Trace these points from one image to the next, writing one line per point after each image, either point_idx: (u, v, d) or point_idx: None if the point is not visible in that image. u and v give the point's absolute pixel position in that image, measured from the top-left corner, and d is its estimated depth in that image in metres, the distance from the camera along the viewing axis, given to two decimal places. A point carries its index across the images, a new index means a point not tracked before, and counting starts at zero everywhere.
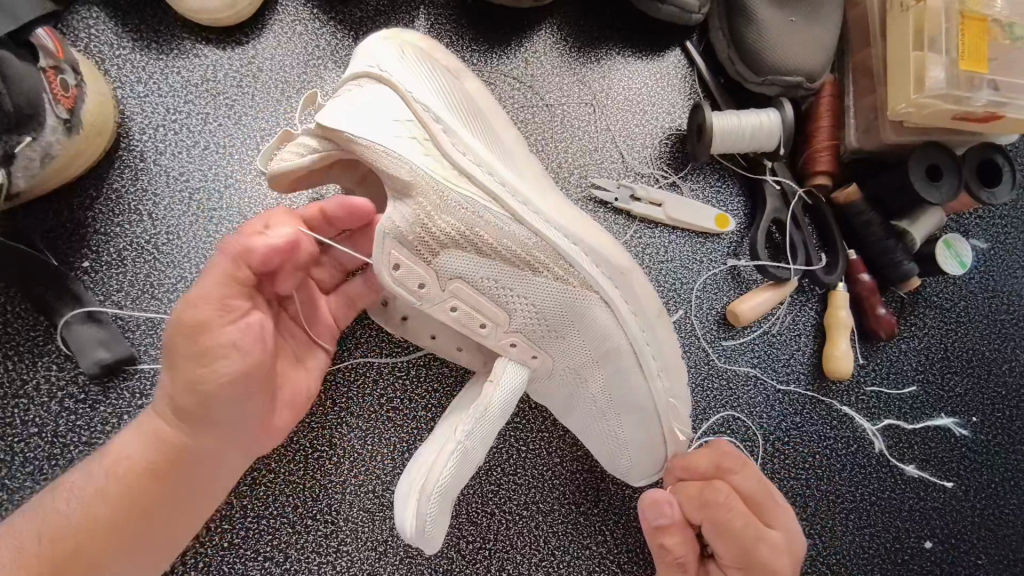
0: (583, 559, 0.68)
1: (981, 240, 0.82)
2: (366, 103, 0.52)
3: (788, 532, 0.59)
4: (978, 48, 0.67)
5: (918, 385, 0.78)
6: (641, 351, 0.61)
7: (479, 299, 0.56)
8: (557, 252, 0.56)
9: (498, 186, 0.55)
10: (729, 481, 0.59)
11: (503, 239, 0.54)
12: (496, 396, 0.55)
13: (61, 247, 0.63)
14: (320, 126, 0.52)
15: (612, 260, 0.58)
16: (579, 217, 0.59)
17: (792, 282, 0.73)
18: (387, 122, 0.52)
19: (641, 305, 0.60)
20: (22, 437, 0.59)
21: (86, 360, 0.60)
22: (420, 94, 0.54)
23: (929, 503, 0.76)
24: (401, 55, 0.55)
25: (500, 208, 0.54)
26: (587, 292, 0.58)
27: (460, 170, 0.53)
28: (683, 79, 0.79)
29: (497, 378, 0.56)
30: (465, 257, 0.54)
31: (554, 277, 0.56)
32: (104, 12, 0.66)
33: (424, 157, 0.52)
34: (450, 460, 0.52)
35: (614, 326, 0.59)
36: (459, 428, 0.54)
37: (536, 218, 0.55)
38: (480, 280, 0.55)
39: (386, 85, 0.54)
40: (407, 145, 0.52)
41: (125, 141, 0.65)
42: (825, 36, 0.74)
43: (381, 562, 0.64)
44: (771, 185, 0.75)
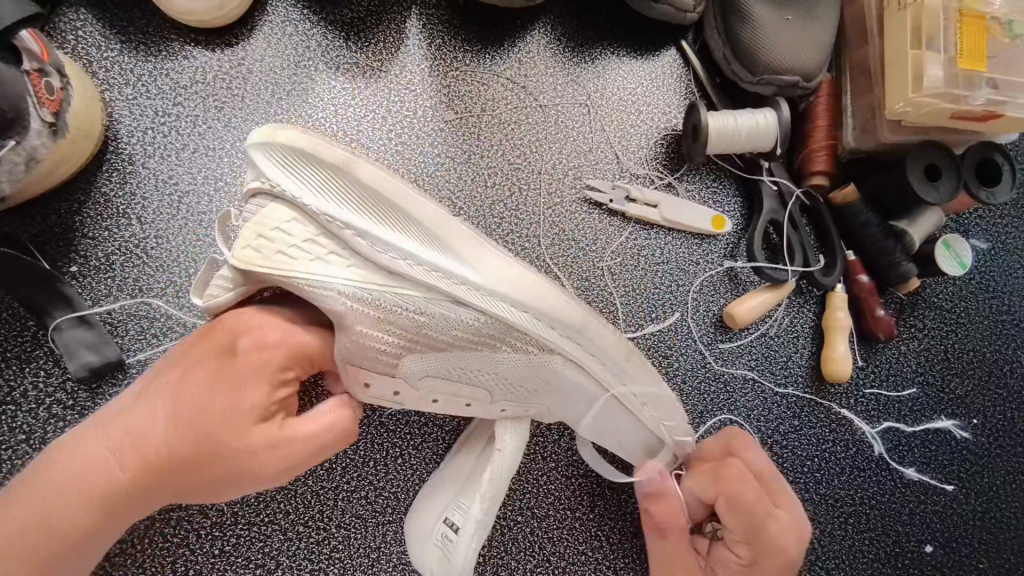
0: (580, 565, 0.67)
1: (981, 240, 0.81)
2: (272, 236, 0.49)
3: (796, 517, 0.58)
4: (977, 46, 0.66)
5: (918, 387, 0.77)
6: (622, 394, 0.59)
7: (453, 384, 0.56)
8: (507, 328, 0.53)
9: (433, 276, 0.51)
10: (741, 458, 0.61)
11: (453, 330, 0.53)
12: (502, 470, 0.58)
13: (49, 252, 0.62)
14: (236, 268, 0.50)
15: (565, 319, 0.54)
16: (525, 277, 0.54)
17: (789, 284, 0.72)
18: (301, 247, 0.49)
19: (608, 357, 0.57)
20: (9, 445, 0.59)
21: (75, 363, 0.60)
22: (325, 204, 0.49)
23: (929, 506, 0.75)
24: (288, 157, 0.49)
25: (439, 298, 0.52)
26: (548, 355, 0.55)
27: (391, 272, 0.51)
28: (679, 78, 0.79)
29: (503, 443, 0.58)
30: (426, 358, 0.54)
31: (516, 350, 0.55)
32: (92, 14, 0.66)
33: (350, 277, 0.50)
34: (471, 541, 0.57)
35: (587, 380, 0.57)
36: (478, 504, 0.57)
37: (478, 296, 0.52)
38: (448, 370, 0.55)
39: (285, 204, 0.50)
40: (333, 270, 0.50)
41: (114, 144, 0.65)
42: (822, 34, 0.73)
43: (374, 569, 0.63)
44: (769, 185, 0.75)
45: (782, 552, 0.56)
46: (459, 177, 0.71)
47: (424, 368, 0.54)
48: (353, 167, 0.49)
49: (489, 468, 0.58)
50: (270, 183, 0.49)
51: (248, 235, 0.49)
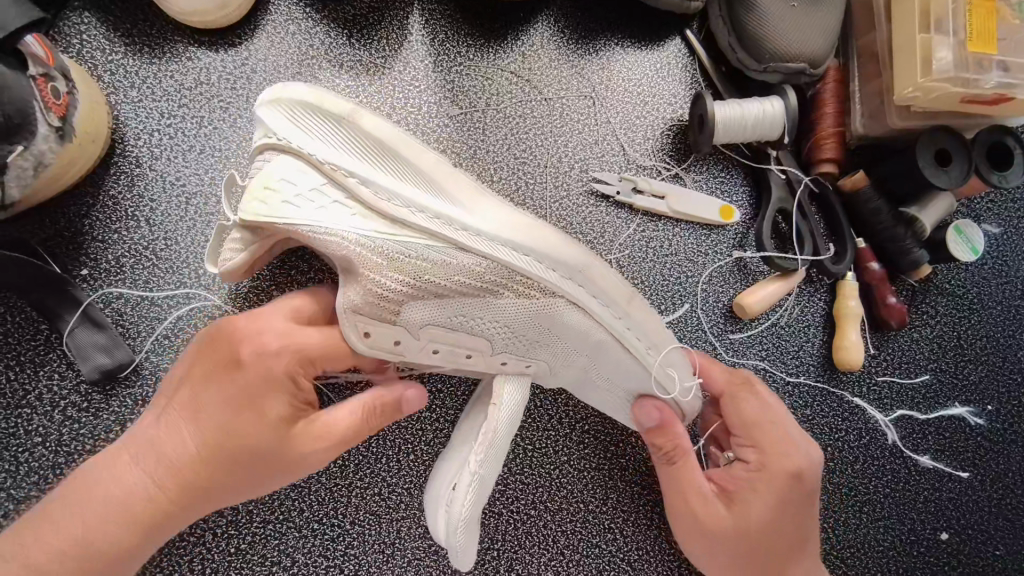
0: (594, 558, 0.68)
1: (994, 225, 0.80)
2: (278, 185, 0.50)
3: (778, 406, 0.61)
4: (986, 30, 0.65)
5: (931, 374, 0.76)
6: (625, 336, 0.58)
7: (455, 335, 0.55)
8: (511, 271, 0.54)
9: (434, 221, 0.52)
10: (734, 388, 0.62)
11: (454, 275, 0.53)
12: (501, 422, 0.56)
13: (60, 256, 0.62)
14: (243, 222, 0.51)
15: (567, 260, 0.55)
16: (526, 223, 0.55)
17: (799, 273, 0.72)
18: (307, 197, 0.50)
19: (610, 297, 0.57)
20: (26, 447, 0.59)
21: (88, 366, 0.60)
22: (329, 153, 0.51)
23: (945, 493, 0.74)
24: (298, 112, 0.52)
25: (442, 244, 0.52)
26: (552, 299, 0.55)
27: (392, 219, 0.52)
28: (684, 68, 0.78)
29: (499, 398, 0.57)
30: (426, 305, 0.53)
31: (519, 295, 0.54)
32: (96, 17, 0.66)
33: (353, 222, 0.51)
34: (468, 493, 0.54)
35: (590, 322, 0.57)
36: (473, 455, 0.55)
37: (481, 239, 0.53)
38: (450, 318, 0.55)
39: (293, 156, 0.51)
40: (337, 216, 0.51)
41: (121, 147, 0.65)
42: (828, 20, 0.73)
43: (390, 565, 0.64)
44: (777, 174, 0.74)
45: (786, 434, 0.59)
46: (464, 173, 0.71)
47: (426, 318, 0.54)
48: (357, 120, 0.52)
49: (488, 425, 0.56)
50: (277, 136, 0.51)
51: (256, 186, 0.50)
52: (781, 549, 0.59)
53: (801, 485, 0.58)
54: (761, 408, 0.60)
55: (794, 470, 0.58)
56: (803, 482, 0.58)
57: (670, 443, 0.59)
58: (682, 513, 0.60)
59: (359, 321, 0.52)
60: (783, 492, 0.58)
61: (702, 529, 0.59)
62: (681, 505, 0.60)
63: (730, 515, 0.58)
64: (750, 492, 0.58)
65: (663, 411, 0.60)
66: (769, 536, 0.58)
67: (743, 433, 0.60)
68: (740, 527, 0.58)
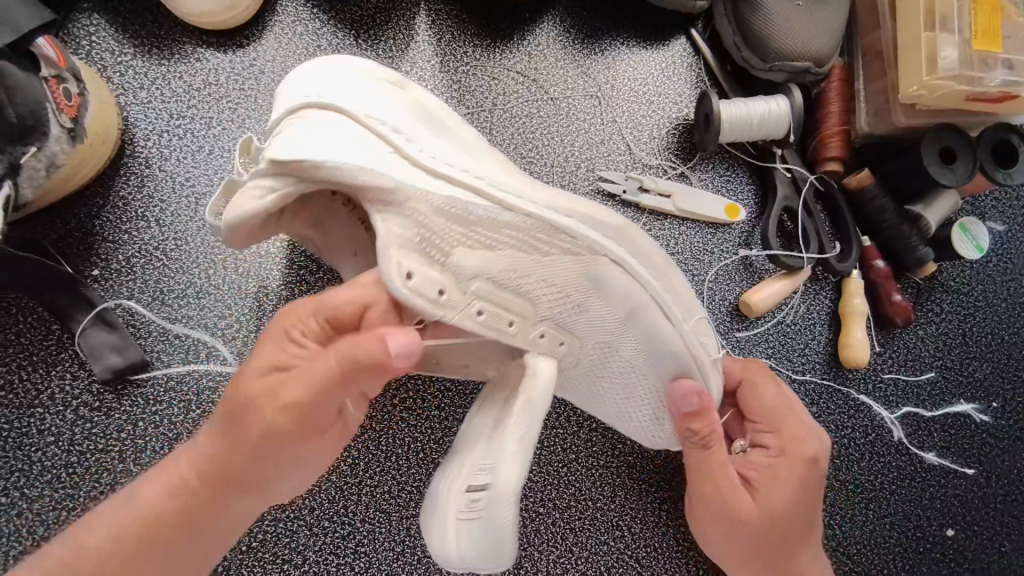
0: (602, 555, 0.68)
1: (998, 222, 0.80)
2: (317, 130, 0.47)
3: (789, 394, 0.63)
4: (991, 28, 0.66)
5: (936, 371, 0.77)
6: (664, 299, 0.57)
7: (504, 295, 0.52)
8: (558, 228, 0.52)
9: (478, 181, 0.51)
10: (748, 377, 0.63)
11: (502, 231, 0.51)
12: (536, 391, 0.51)
13: (71, 256, 0.63)
14: (270, 163, 0.47)
15: (611, 221, 0.54)
16: (564, 195, 0.55)
17: (805, 271, 0.72)
18: (346, 139, 0.47)
19: (649, 261, 0.57)
20: (39, 447, 0.59)
21: (100, 365, 0.61)
22: (371, 108, 0.50)
23: (951, 490, 0.75)
24: (336, 76, 0.52)
25: (487, 201, 0.50)
26: (600, 256, 0.54)
27: (434, 172, 0.49)
28: (689, 67, 0.78)
29: (534, 370, 0.53)
30: (478, 254, 0.50)
31: (568, 252, 0.53)
32: (105, 18, 0.66)
33: (394, 167, 0.48)
34: (510, 462, 0.48)
35: (633, 283, 0.55)
36: (509, 422, 0.50)
37: (526, 203, 0.52)
38: (497, 273, 0.51)
39: (328, 107, 0.49)
40: (375, 158, 0.47)
41: (130, 147, 0.65)
42: (833, 20, 0.73)
43: (400, 562, 0.64)
44: (782, 172, 0.74)
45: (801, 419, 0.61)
46: None
47: (474, 269, 0.50)
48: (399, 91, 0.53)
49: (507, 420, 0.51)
50: (316, 93, 0.50)
51: (293, 133, 0.48)
52: (797, 539, 0.59)
53: (818, 472, 0.59)
54: (779, 395, 0.62)
55: (813, 456, 0.59)
56: (820, 469, 0.59)
57: (707, 428, 0.57)
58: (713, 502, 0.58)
59: (403, 260, 0.47)
60: (805, 478, 0.58)
61: (729, 517, 0.58)
62: (709, 494, 0.58)
63: (754, 503, 0.57)
64: (773, 477, 0.58)
65: (704, 396, 0.57)
66: (786, 527, 0.58)
67: (762, 419, 0.62)
68: (766, 514, 0.57)
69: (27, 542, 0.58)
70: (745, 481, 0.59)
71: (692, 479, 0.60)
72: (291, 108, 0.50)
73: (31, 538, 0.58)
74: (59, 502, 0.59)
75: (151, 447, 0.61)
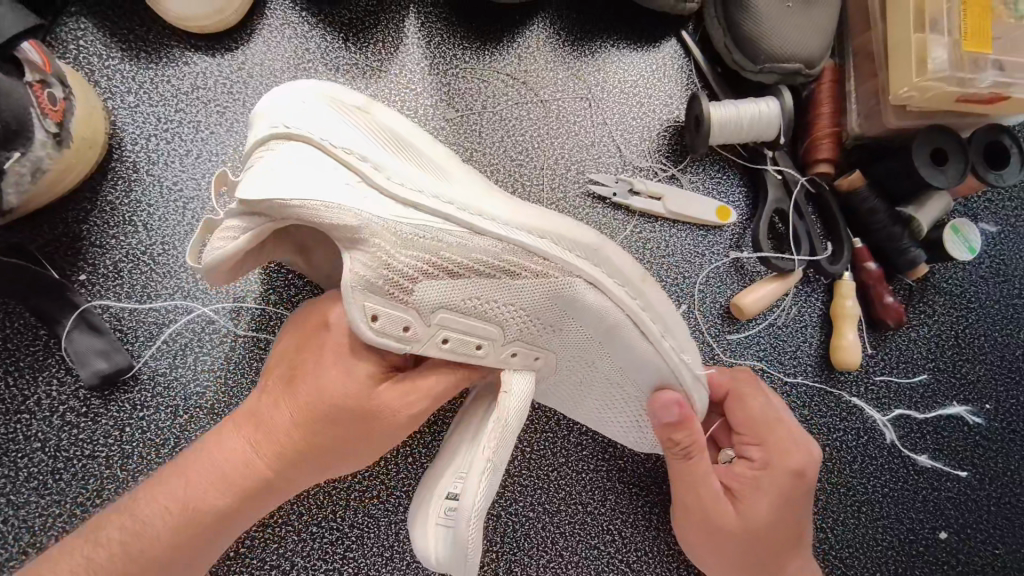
0: (592, 559, 0.68)
1: (991, 223, 0.80)
2: (282, 165, 0.48)
3: (778, 406, 0.62)
4: (980, 30, 0.65)
5: (929, 374, 0.76)
6: (640, 318, 0.57)
7: (468, 321, 0.53)
8: (527, 251, 0.52)
9: (448, 206, 0.51)
10: (734, 392, 0.63)
11: (471, 254, 0.51)
12: (510, 413, 0.53)
13: (57, 261, 0.62)
14: (242, 203, 0.48)
15: (581, 240, 0.54)
16: (533, 209, 0.54)
17: (797, 273, 0.72)
18: (319, 173, 0.48)
19: (626, 278, 0.56)
20: (26, 452, 0.59)
21: (86, 371, 0.60)
22: (336, 134, 0.50)
23: (943, 493, 0.74)
24: (298, 99, 0.51)
25: (457, 228, 0.51)
26: (568, 279, 0.54)
27: (404, 201, 0.50)
28: (679, 69, 0.78)
29: (508, 388, 0.55)
30: (441, 285, 0.51)
31: (537, 275, 0.53)
32: (92, 23, 0.66)
33: (366, 200, 0.49)
34: (481, 481, 0.50)
35: (607, 304, 0.56)
36: (485, 444, 0.52)
37: (493, 223, 0.52)
38: (463, 301, 0.52)
39: (295, 138, 0.49)
40: (345, 193, 0.48)
41: (118, 152, 0.65)
42: (823, 21, 0.73)
43: (388, 567, 0.64)
44: (773, 174, 0.74)
45: (789, 433, 0.60)
46: None
47: (439, 300, 0.51)
48: (372, 109, 0.53)
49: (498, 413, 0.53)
50: (281, 124, 0.49)
51: (261, 169, 0.48)
52: (780, 550, 0.60)
53: (802, 485, 0.59)
54: (765, 407, 0.61)
55: (797, 469, 0.58)
56: (804, 482, 0.59)
57: (687, 440, 0.57)
58: (695, 511, 0.59)
59: (367, 303, 0.49)
60: (788, 490, 0.58)
61: (710, 527, 0.59)
62: (690, 505, 0.60)
63: (736, 514, 0.58)
64: (754, 490, 0.58)
65: (683, 408, 0.57)
66: (771, 535, 0.59)
67: (748, 432, 0.61)
68: (746, 525, 0.58)
69: (13, 548, 0.58)
70: (728, 493, 0.60)
71: (675, 491, 0.61)
72: (259, 141, 0.50)
73: (18, 544, 0.58)
74: (47, 508, 0.59)
75: (139, 452, 0.61)
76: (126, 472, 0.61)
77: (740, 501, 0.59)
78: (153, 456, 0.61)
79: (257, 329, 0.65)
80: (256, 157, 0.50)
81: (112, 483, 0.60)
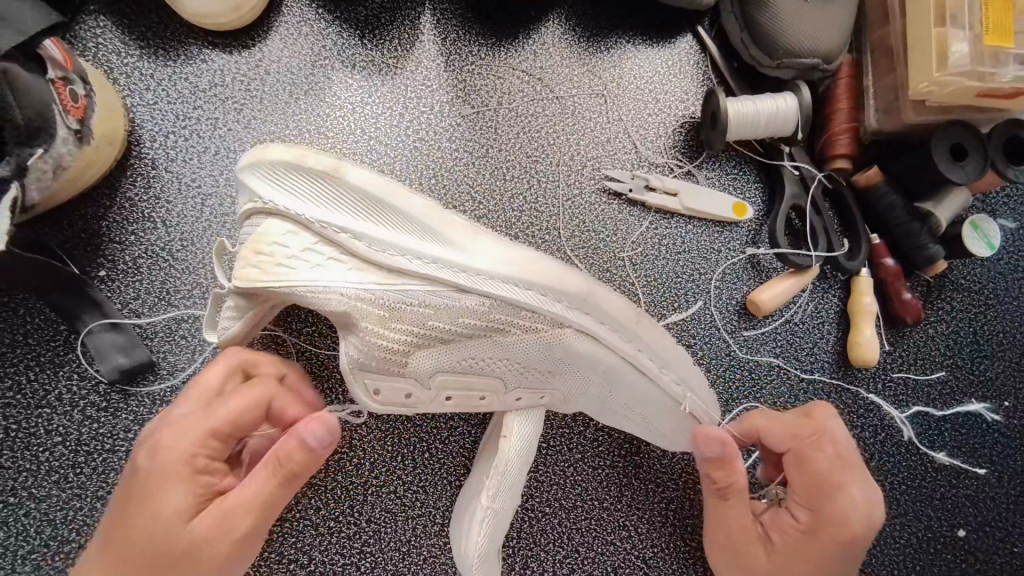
0: (609, 555, 0.68)
1: (1010, 219, 0.79)
2: (272, 249, 0.50)
3: (848, 467, 0.57)
4: (1001, 21, 0.65)
5: (947, 371, 0.76)
6: (637, 359, 0.57)
7: (467, 378, 0.56)
8: (516, 306, 0.53)
9: (433, 267, 0.52)
10: (802, 452, 0.58)
11: (460, 317, 0.53)
12: (509, 456, 0.56)
13: (78, 257, 0.63)
14: (237, 289, 0.51)
15: (567, 290, 0.54)
16: (521, 256, 0.55)
17: (813, 269, 0.72)
18: (306, 257, 0.50)
19: (618, 323, 0.57)
20: (47, 447, 0.60)
21: (107, 366, 0.61)
22: (317, 212, 0.51)
23: (961, 490, 0.74)
24: (272, 171, 0.52)
25: (443, 288, 0.52)
26: (558, 329, 0.55)
27: (389, 269, 0.52)
28: (695, 64, 0.78)
29: (508, 431, 0.58)
30: (434, 353, 0.54)
31: (526, 328, 0.54)
32: (111, 20, 0.66)
33: (351, 277, 0.51)
34: (482, 527, 0.56)
35: (600, 349, 0.56)
36: (484, 492, 0.56)
37: (479, 278, 0.53)
38: (459, 362, 0.55)
39: (277, 215, 0.51)
40: (334, 273, 0.51)
41: (137, 149, 0.66)
42: (842, 16, 0.72)
43: (406, 562, 0.64)
44: (790, 170, 0.73)
45: (849, 496, 0.56)
46: (476, 172, 0.71)
47: (434, 367, 0.55)
48: (341, 172, 0.52)
49: (499, 458, 0.56)
50: (260, 203, 0.51)
51: (249, 252, 0.50)
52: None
53: (850, 549, 0.56)
54: (829, 470, 0.57)
55: (848, 536, 0.55)
56: (853, 547, 0.56)
57: (725, 480, 0.57)
58: (727, 546, 0.60)
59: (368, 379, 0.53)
60: (830, 555, 0.55)
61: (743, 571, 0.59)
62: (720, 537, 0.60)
63: (767, 562, 0.58)
64: (793, 546, 0.57)
65: (726, 446, 0.55)
66: None
67: (801, 490, 0.58)
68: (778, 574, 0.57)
69: (36, 540, 0.59)
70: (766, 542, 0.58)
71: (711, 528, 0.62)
72: (246, 215, 0.53)
73: (40, 536, 0.59)
74: (68, 501, 0.59)
75: None
76: None
77: (776, 554, 0.57)
78: None
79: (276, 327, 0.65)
80: (245, 232, 0.52)
81: None
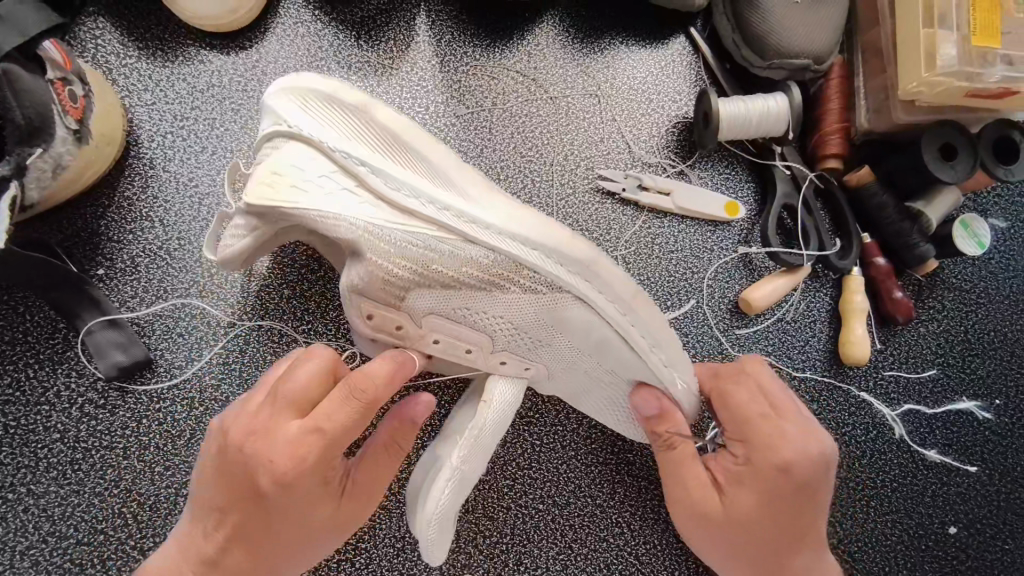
0: (601, 552, 0.68)
1: (1000, 219, 0.80)
2: (288, 171, 0.53)
3: (774, 396, 0.57)
4: (990, 24, 0.66)
5: (938, 369, 0.77)
6: (629, 333, 0.57)
7: (459, 329, 0.57)
8: (520, 262, 0.54)
9: (443, 214, 0.53)
10: (723, 386, 0.58)
11: (463, 265, 0.54)
12: (486, 421, 0.57)
13: (76, 256, 0.64)
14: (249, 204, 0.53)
15: (572, 254, 0.54)
16: (531, 218, 0.55)
17: (805, 270, 0.72)
18: (320, 180, 0.53)
19: (616, 295, 0.56)
20: (45, 443, 0.61)
21: (105, 363, 0.62)
22: (337, 141, 0.53)
23: (952, 487, 0.74)
24: (301, 99, 0.55)
25: (450, 236, 0.53)
26: (558, 292, 0.55)
27: (399, 209, 0.53)
28: (688, 65, 0.78)
29: (489, 396, 0.58)
30: (433, 295, 0.55)
31: (525, 288, 0.55)
32: (110, 22, 0.67)
33: (359, 211, 0.52)
34: (446, 487, 0.55)
35: (594, 318, 0.56)
36: (456, 451, 0.56)
37: (486, 232, 0.53)
38: (454, 310, 0.56)
39: (302, 138, 0.54)
40: (343, 202, 0.52)
41: (135, 149, 0.66)
42: (832, 17, 0.73)
43: (400, 559, 0.65)
44: (781, 170, 0.74)
45: (779, 424, 0.55)
46: None
47: (429, 309, 0.56)
48: (367, 108, 0.54)
49: (477, 420, 0.57)
50: (286, 125, 0.54)
51: (267, 172, 0.53)
52: (780, 547, 0.55)
53: (790, 479, 0.53)
54: (750, 400, 0.56)
55: (785, 463, 0.53)
56: (793, 477, 0.53)
57: (667, 431, 0.58)
58: (682, 498, 0.58)
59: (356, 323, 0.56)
60: (775, 490, 0.54)
61: (700, 522, 0.57)
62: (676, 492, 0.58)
63: (719, 506, 0.56)
64: (738, 482, 0.55)
65: (662, 399, 0.59)
66: (762, 531, 0.55)
67: (733, 425, 0.57)
68: (732, 518, 0.55)
69: (34, 536, 0.59)
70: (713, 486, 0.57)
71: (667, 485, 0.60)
72: (268, 138, 0.55)
73: (37, 532, 0.60)
74: (66, 497, 0.60)
75: (156, 443, 0.62)
76: (144, 463, 0.62)
77: (725, 499, 0.56)
78: (168, 448, 0.62)
79: (272, 325, 0.66)
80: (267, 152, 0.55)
81: (130, 473, 0.61)
